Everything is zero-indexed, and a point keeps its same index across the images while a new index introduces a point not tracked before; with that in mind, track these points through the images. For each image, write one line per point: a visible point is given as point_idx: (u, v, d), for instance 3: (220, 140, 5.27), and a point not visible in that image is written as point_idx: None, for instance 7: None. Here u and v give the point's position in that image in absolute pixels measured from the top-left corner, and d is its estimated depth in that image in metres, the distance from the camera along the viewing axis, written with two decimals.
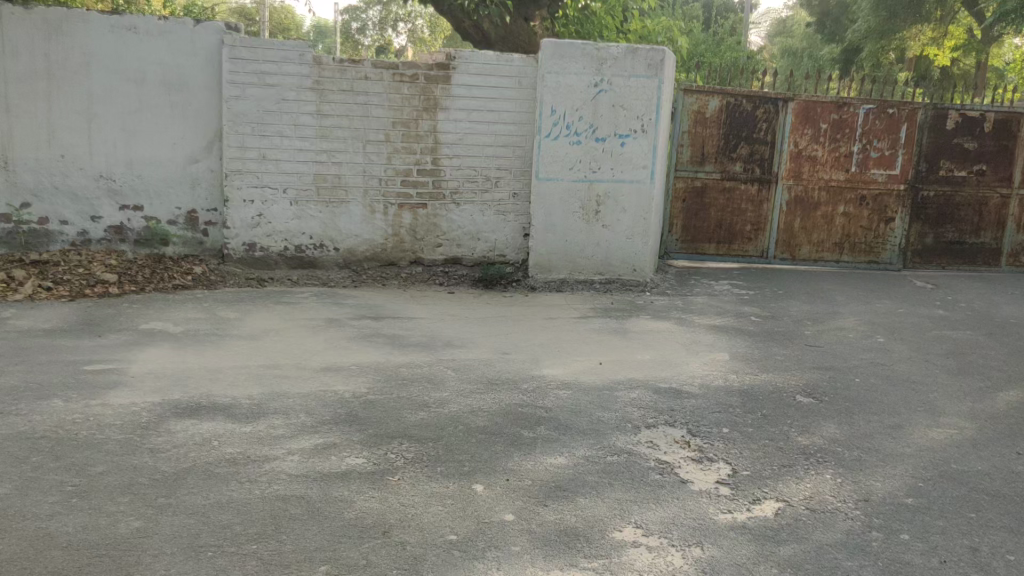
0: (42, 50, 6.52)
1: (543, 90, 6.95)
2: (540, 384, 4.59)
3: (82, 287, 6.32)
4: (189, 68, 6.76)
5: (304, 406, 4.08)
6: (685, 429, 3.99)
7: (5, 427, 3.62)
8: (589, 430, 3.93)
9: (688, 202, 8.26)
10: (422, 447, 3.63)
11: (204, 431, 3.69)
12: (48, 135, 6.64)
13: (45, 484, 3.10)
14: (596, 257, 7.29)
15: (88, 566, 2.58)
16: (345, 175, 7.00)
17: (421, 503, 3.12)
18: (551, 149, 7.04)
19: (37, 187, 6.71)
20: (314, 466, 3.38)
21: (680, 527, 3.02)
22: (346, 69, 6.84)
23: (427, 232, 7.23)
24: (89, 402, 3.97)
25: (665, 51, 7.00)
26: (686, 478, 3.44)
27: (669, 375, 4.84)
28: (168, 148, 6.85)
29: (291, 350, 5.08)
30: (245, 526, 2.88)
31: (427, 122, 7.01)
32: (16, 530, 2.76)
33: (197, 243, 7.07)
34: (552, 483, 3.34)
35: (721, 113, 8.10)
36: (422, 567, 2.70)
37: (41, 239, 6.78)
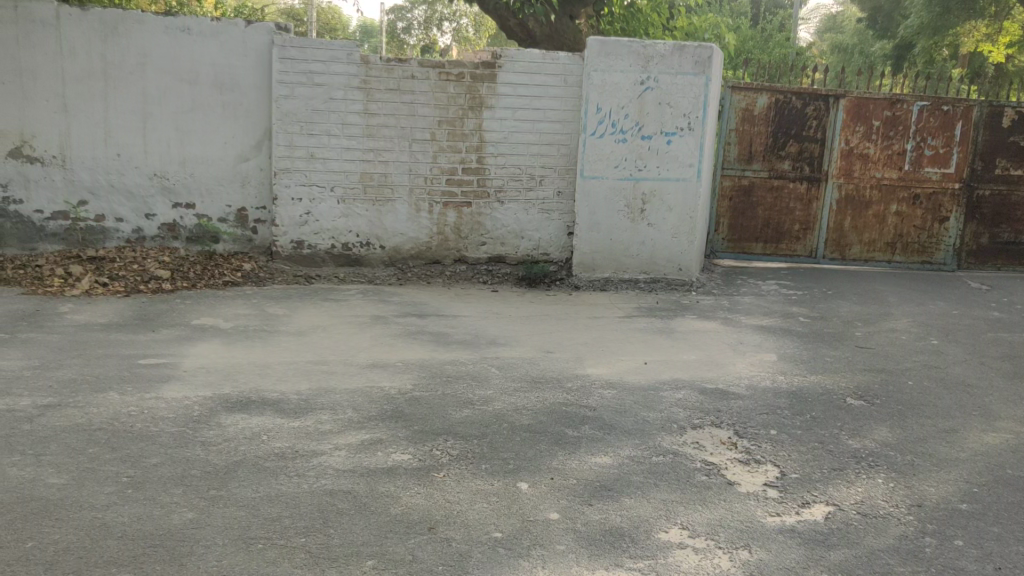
0: (99, 50, 6.68)
1: (589, 88, 6.93)
2: (584, 384, 4.58)
3: (137, 283, 6.46)
4: (241, 69, 6.86)
5: (350, 402, 4.13)
6: (732, 430, 3.95)
7: (63, 419, 3.72)
8: (633, 430, 3.91)
9: (735, 201, 8.17)
10: (467, 445, 3.64)
11: (253, 426, 3.75)
12: (104, 134, 6.80)
13: (102, 475, 3.18)
14: (641, 256, 7.25)
15: (143, 556, 2.64)
16: (392, 174, 7.06)
17: (466, 500, 3.13)
18: (596, 147, 7.02)
19: (94, 185, 6.87)
20: (360, 462, 3.41)
21: (727, 529, 3.00)
22: (394, 69, 6.90)
23: (471, 231, 7.26)
24: (143, 396, 4.06)
25: (713, 48, 6.92)
26: (731, 480, 3.40)
27: (715, 376, 4.80)
28: (219, 147, 6.97)
29: (337, 347, 5.13)
30: (294, 520, 2.91)
31: (472, 120, 7.04)
32: (74, 520, 2.83)
33: (247, 241, 7.17)
34: (596, 482, 3.34)
35: (770, 110, 8.00)
36: (468, 564, 2.71)
37: (97, 236, 6.95)
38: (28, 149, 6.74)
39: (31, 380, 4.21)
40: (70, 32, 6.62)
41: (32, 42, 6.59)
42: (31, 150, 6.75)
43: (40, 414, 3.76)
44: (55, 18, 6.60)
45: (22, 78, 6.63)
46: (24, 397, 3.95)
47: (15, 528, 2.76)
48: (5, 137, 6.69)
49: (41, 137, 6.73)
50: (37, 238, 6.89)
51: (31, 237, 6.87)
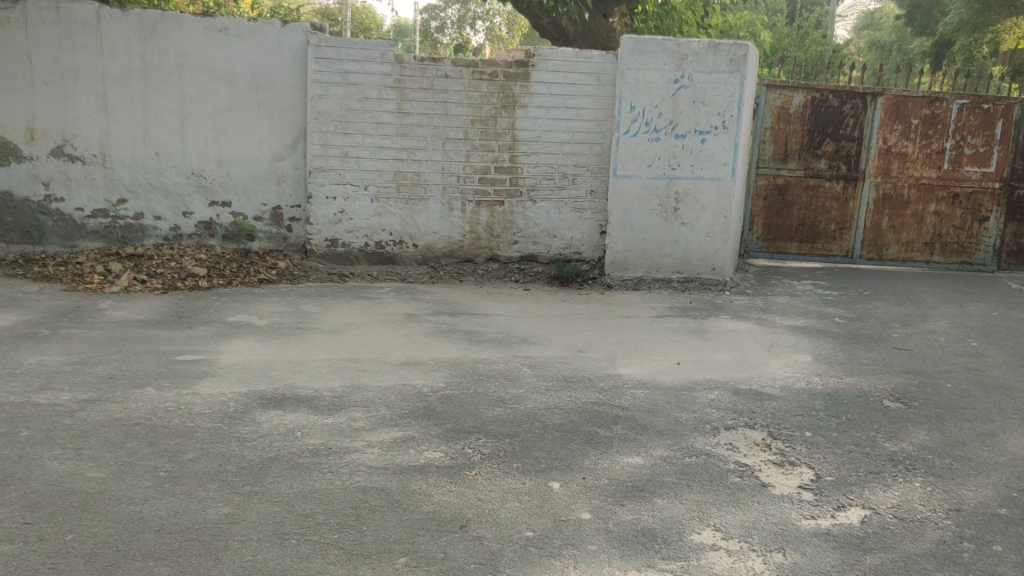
0: (139, 51, 6.78)
1: (623, 86, 6.91)
2: (617, 383, 4.56)
3: (174, 280, 6.55)
4: (277, 68, 6.93)
5: (383, 399, 4.15)
6: (766, 431, 3.92)
7: (103, 413, 3.78)
8: (666, 431, 3.89)
9: (770, 200, 8.10)
10: (499, 443, 3.65)
11: (288, 422, 3.79)
12: (143, 133, 6.91)
13: (139, 469, 3.23)
14: (674, 255, 7.21)
15: (179, 550, 2.68)
16: (425, 172, 7.09)
17: (498, 499, 3.14)
18: (630, 146, 6.99)
19: (133, 183, 6.98)
20: (393, 459, 3.43)
21: (760, 532, 2.97)
22: (427, 68, 6.92)
23: (504, 229, 7.26)
24: (181, 391, 4.12)
25: (749, 46, 6.86)
26: (766, 481, 3.38)
27: (749, 376, 4.76)
28: (255, 146, 7.04)
29: (371, 345, 5.16)
30: (327, 516, 2.94)
31: (506, 119, 7.04)
32: (112, 514, 2.88)
33: (282, 239, 7.24)
34: (628, 483, 3.32)
35: (806, 108, 7.92)
36: (499, 562, 2.71)
37: (136, 234, 7.06)
38: (69, 148, 6.86)
39: (71, 375, 4.29)
40: (111, 33, 6.73)
41: (74, 43, 6.71)
42: (72, 149, 6.87)
43: (80, 409, 3.83)
44: (95, 19, 6.71)
45: (64, 78, 6.75)
46: (65, 392, 4.03)
47: (55, 521, 2.81)
48: (47, 137, 6.82)
49: (82, 136, 6.85)
50: (77, 235, 7.01)
51: (71, 234, 7.00)
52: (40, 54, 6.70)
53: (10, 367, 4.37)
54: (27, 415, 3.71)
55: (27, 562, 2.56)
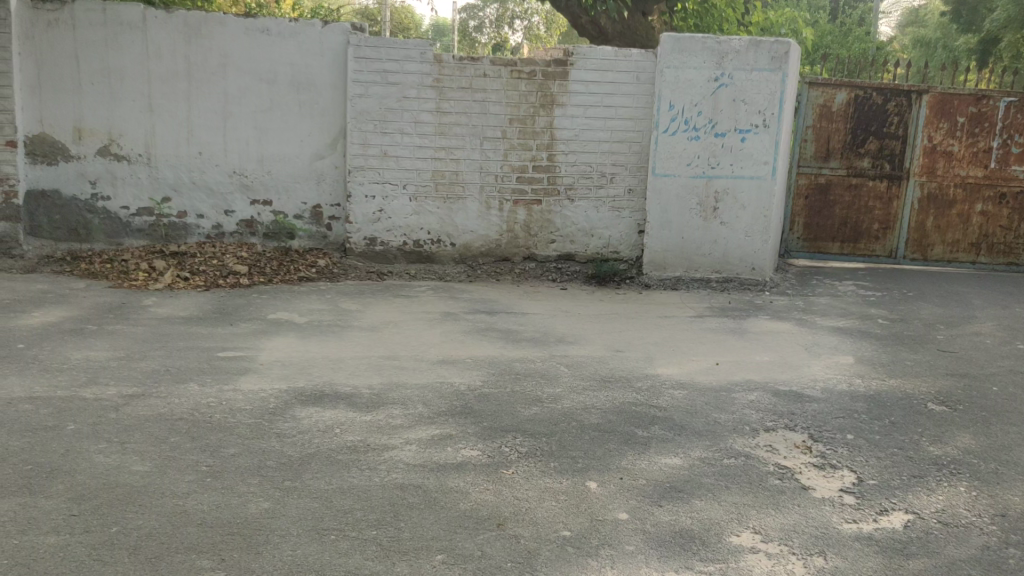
0: (183, 52, 6.89)
1: (662, 85, 6.87)
2: (655, 384, 4.53)
3: (216, 278, 6.64)
4: (317, 68, 7.00)
5: (421, 397, 4.17)
6: (806, 434, 3.87)
7: (147, 408, 3.85)
8: (704, 432, 3.86)
9: (811, 200, 7.99)
10: (536, 442, 3.65)
11: (327, 418, 3.82)
12: (187, 133, 7.01)
13: (182, 463, 3.28)
14: (713, 255, 7.15)
15: (221, 543, 2.72)
16: (463, 171, 7.11)
17: (534, 498, 3.14)
18: (668, 144, 6.95)
19: (176, 182, 7.09)
20: (431, 457, 3.45)
21: (801, 535, 2.93)
22: (466, 67, 6.95)
23: (541, 228, 7.26)
24: (223, 387, 4.18)
25: (790, 44, 6.78)
26: (807, 484, 3.34)
27: (789, 378, 4.70)
28: (295, 145, 7.11)
29: (408, 343, 5.19)
30: (365, 512, 2.96)
31: (544, 118, 7.04)
32: (156, 507, 2.93)
33: (321, 237, 7.31)
34: (665, 484, 3.30)
35: (849, 106, 7.81)
36: (536, 561, 2.71)
37: (180, 232, 7.17)
38: (115, 148, 6.99)
39: (117, 370, 4.37)
40: (156, 34, 6.84)
41: (121, 44, 6.83)
42: (118, 149, 6.99)
43: (125, 403, 3.90)
44: (141, 20, 6.81)
45: (110, 79, 6.87)
46: (110, 387, 4.11)
47: (100, 514, 2.86)
48: (94, 136, 6.95)
49: (127, 136, 6.97)
50: (123, 233, 7.13)
51: (117, 232, 7.12)
52: (88, 55, 6.82)
53: (58, 362, 4.47)
54: (74, 409, 3.79)
55: (74, 553, 2.61)
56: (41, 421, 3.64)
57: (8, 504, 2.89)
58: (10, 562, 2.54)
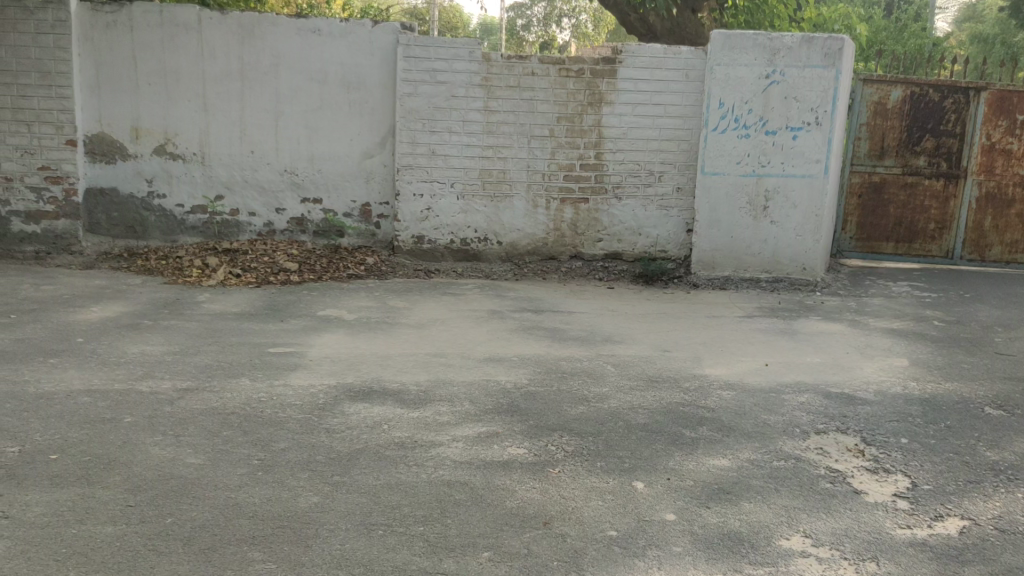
0: (237, 52, 7.01)
1: (712, 82, 6.80)
2: (703, 384, 4.49)
3: (267, 275, 6.74)
4: (367, 68, 7.07)
5: (468, 394, 4.19)
6: (859, 437, 3.80)
7: (200, 402, 3.93)
8: (753, 433, 3.82)
9: (864, 199, 7.84)
10: (583, 441, 3.64)
11: (376, 415, 3.86)
12: (241, 132, 7.13)
13: (235, 457, 3.34)
14: (763, 254, 7.05)
15: (272, 536, 2.76)
16: (511, 170, 7.12)
17: (581, 497, 3.13)
18: (718, 142, 6.88)
19: (229, 180, 7.21)
20: (477, 454, 3.46)
21: (853, 540, 2.88)
22: (514, 66, 6.95)
23: (588, 226, 7.23)
24: (273, 382, 4.25)
25: (845, 39, 6.67)
26: (858, 488, 3.27)
27: (841, 380, 4.63)
28: (345, 144, 7.19)
29: (455, 340, 5.22)
30: (413, 508, 2.98)
31: (591, 116, 7.02)
32: (209, 499, 2.99)
33: (370, 235, 7.38)
34: (714, 485, 3.27)
35: (904, 103, 7.65)
36: (583, 560, 2.70)
37: (232, 229, 7.29)
38: (171, 147, 7.13)
39: (171, 365, 4.47)
40: (210, 35, 6.96)
41: (177, 44, 6.96)
42: (174, 148, 7.13)
43: (180, 397, 3.98)
44: (196, 21, 6.94)
45: (167, 79, 7.01)
46: (165, 381, 4.20)
47: (156, 505, 2.93)
48: (151, 135, 7.10)
49: (182, 135, 7.11)
50: (177, 230, 7.27)
51: (172, 229, 7.26)
52: (145, 56, 6.97)
53: (116, 356, 4.58)
54: (130, 402, 3.88)
55: (131, 543, 2.67)
56: (99, 413, 3.73)
57: (67, 494, 2.96)
58: (70, 550, 2.61)
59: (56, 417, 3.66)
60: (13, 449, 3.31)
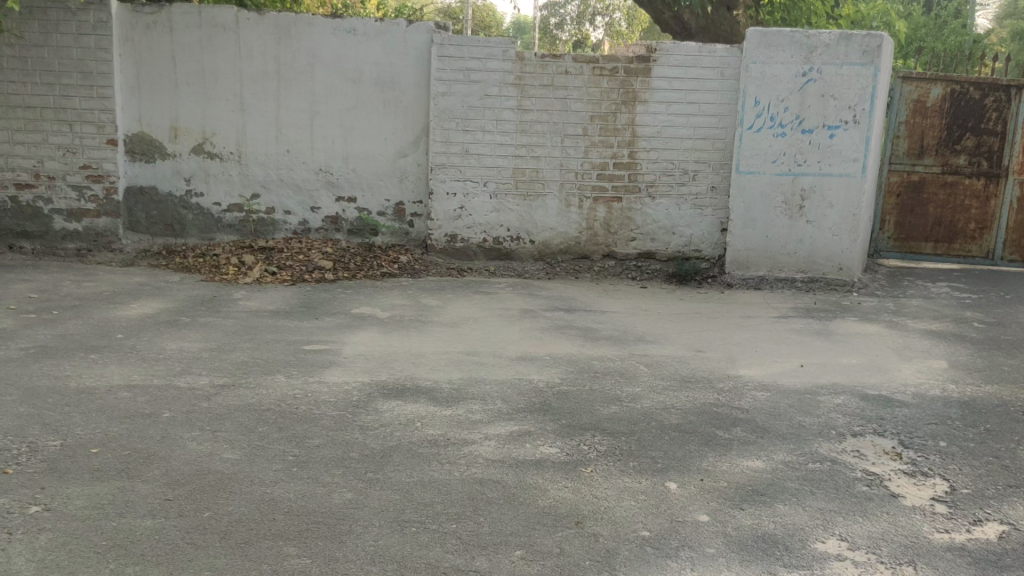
0: (273, 52, 7.08)
1: (747, 81, 6.74)
2: (737, 385, 4.46)
3: (302, 272, 6.81)
4: (401, 68, 7.11)
5: (500, 393, 4.20)
6: (896, 439, 3.75)
7: (237, 398, 3.98)
8: (788, 434, 3.78)
9: (903, 198, 7.72)
10: (615, 441, 3.63)
11: (409, 412, 3.88)
12: (277, 131, 7.20)
13: (271, 452, 3.38)
14: (799, 254, 6.98)
15: (307, 531, 2.79)
16: (543, 169, 7.11)
17: (613, 497, 3.12)
18: (753, 141, 6.82)
19: (265, 179, 7.28)
20: (509, 453, 3.46)
21: (890, 544, 2.85)
22: (548, 65, 6.95)
23: (622, 225, 7.21)
24: (308, 379, 4.29)
25: (883, 37, 6.58)
26: (895, 492, 3.23)
27: (878, 381, 4.57)
28: (379, 143, 7.23)
29: (488, 339, 5.23)
30: (446, 506, 3.00)
31: (625, 115, 6.99)
32: (245, 494, 3.02)
33: (404, 234, 7.42)
34: (747, 487, 3.24)
35: (944, 101, 7.53)
36: (615, 560, 2.70)
37: (268, 228, 7.36)
38: (208, 146, 7.22)
39: (209, 361, 4.53)
40: (247, 35, 7.04)
41: (215, 45, 7.05)
42: (211, 147, 7.22)
43: (217, 393, 4.04)
44: (234, 22, 7.02)
45: (205, 79, 7.10)
46: (203, 377, 4.26)
47: (194, 498, 2.97)
48: (189, 135, 7.19)
49: (220, 134, 7.19)
50: (214, 228, 7.36)
51: (209, 228, 7.35)
52: (184, 56, 7.06)
53: (155, 352, 4.65)
54: (169, 397, 3.94)
55: (169, 537, 2.71)
56: (138, 408, 3.79)
57: (107, 487, 3.02)
58: (109, 543, 2.66)
59: (97, 411, 3.73)
60: (56, 443, 3.37)
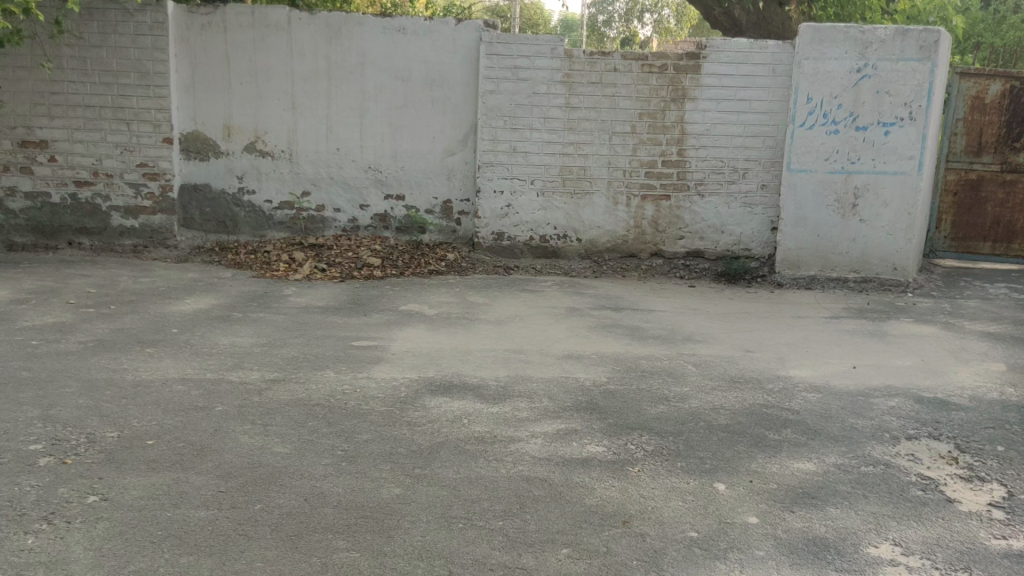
0: (324, 51, 7.16)
1: (800, 77, 6.64)
2: (787, 386, 4.40)
3: (351, 270, 6.88)
4: (450, 66, 7.14)
5: (547, 391, 4.19)
6: (951, 444, 3.66)
7: (288, 393, 4.03)
8: (840, 437, 3.72)
9: (960, 197, 7.53)
10: (663, 441, 3.61)
11: (456, 409, 3.90)
12: (327, 129, 7.28)
13: (320, 447, 3.42)
14: (851, 254, 6.86)
15: (355, 525, 2.81)
16: (591, 166, 7.09)
17: (660, 497, 3.10)
18: (805, 139, 6.72)
19: (316, 177, 7.37)
20: (556, 451, 3.46)
21: (945, 550, 2.78)
22: (596, 62, 6.92)
23: (670, 224, 7.15)
24: (356, 375, 4.33)
25: (941, 31, 6.44)
26: (951, 497, 3.16)
27: (933, 384, 4.46)
28: (428, 142, 7.27)
29: (535, 337, 5.22)
30: (492, 502, 3.00)
31: (674, 112, 6.94)
32: (296, 487, 3.07)
33: (451, 231, 7.45)
34: (798, 489, 3.20)
35: (1004, 98, 7.34)
36: (663, 561, 2.68)
37: (318, 225, 7.45)
38: (261, 145, 7.33)
39: (259, 356, 4.60)
40: (299, 34, 7.13)
41: (268, 44, 7.15)
42: (263, 146, 7.33)
43: (268, 387, 4.10)
44: (286, 21, 7.11)
45: (258, 79, 7.21)
46: (255, 371, 4.33)
47: (246, 491, 3.02)
48: (242, 133, 7.31)
49: (272, 132, 7.30)
50: (266, 226, 7.47)
51: (261, 225, 7.47)
52: (237, 56, 7.17)
53: (208, 346, 4.74)
54: (222, 391, 4.01)
55: (222, 528, 2.76)
56: (192, 401, 3.87)
57: (162, 479, 3.08)
58: (164, 533, 2.72)
59: (153, 404, 3.81)
60: (113, 434, 3.45)
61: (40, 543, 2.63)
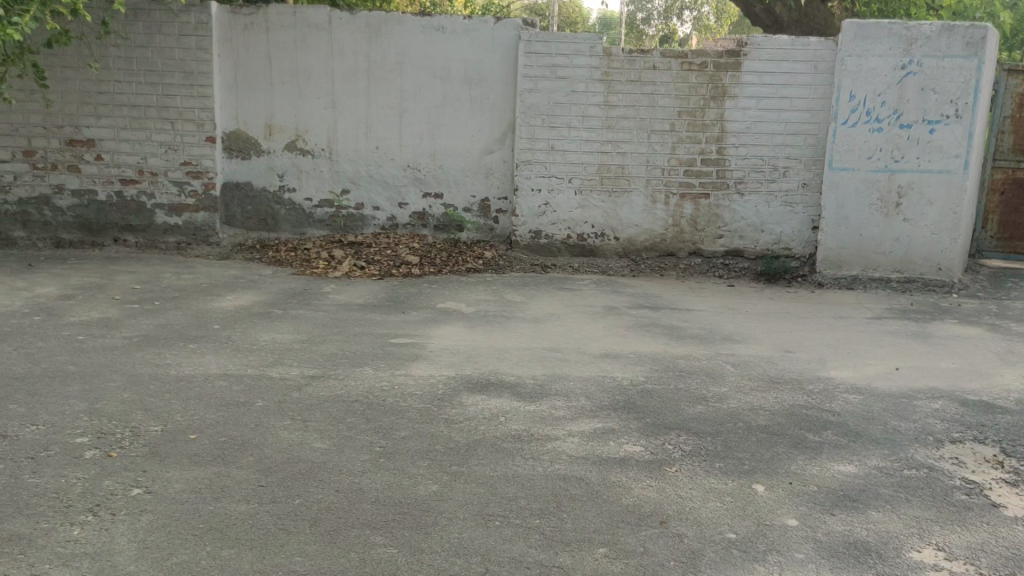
0: (364, 51, 7.21)
1: (843, 74, 6.55)
2: (827, 386, 4.35)
3: (389, 268, 6.93)
4: (489, 65, 7.15)
5: (583, 390, 4.18)
6: (998, 447, 3.59)
7: (326, 389, 4.07)
8: (882, 439, 3.66)
9: (1007, 195, 7.37)
10: (701, 441, 3.58)
11: (492, 407, 3.91)
12: (366, 128, 7.34)
13: (358, 443, 3.45)
14: (894, 254, 6.75)
15: (393, 521, 2.83)
16: (629, 165, 7.06)
17: (698, 498, 3.08)
18: (848, 137, 6.62)
19: (355, 176, 7.43)
20: (593, 450, 3.45)
21: (990, 555, 2.73)
22: (635, 60, 6.89)
23: (709, 223, 7.09)
24: (394, 372, 4.36)
25: (988, 28, 6.31)
26: (997, 501, 3.10)
27: (978, 387, 4.37)
28: (466, 140, 7.30)
29: (572, 335, 5.21)
30: (529, 501, 3.01)
31: (714, 110, 6.89)
32: (335, 482, 3.10)
33: (489, 230, 7.47)
34: (839, 492, 3.16)
35: None
36: (700, 561, 2.66)
37: (357, 223, 7.51)
38: (301, 143, 7.40)
39: (299, 352, 4.65)
40: (339, 34, 7.19)
41: (309, 44, 7.23)
42: (303, 144, 7.40)
43: (307, 384, 4.14)
44: (327, 21, 7.18)
45: (299, 78, 7.29)
46: (295, 367, 4.38)
47: (285, 486, 3.06)
48: (283, 132, 7.39)
49: (312, 131, 7.37)
50: (306, 223, 7.55)
51: (301, 223, 7.54)
52: (279, 55, 7.26)
53: (249, 342, 4.80)
54: (263, 387, 4.07)
55: (262, 522, 2.80)
56: (234, 397, 3.92)
57: (205, 472, 3.13)
58: (206, 526, 2.76)
59: (197, 399, 3.87)
60: (157, 428, 3.51)
61: (86, 534, 2.68)
